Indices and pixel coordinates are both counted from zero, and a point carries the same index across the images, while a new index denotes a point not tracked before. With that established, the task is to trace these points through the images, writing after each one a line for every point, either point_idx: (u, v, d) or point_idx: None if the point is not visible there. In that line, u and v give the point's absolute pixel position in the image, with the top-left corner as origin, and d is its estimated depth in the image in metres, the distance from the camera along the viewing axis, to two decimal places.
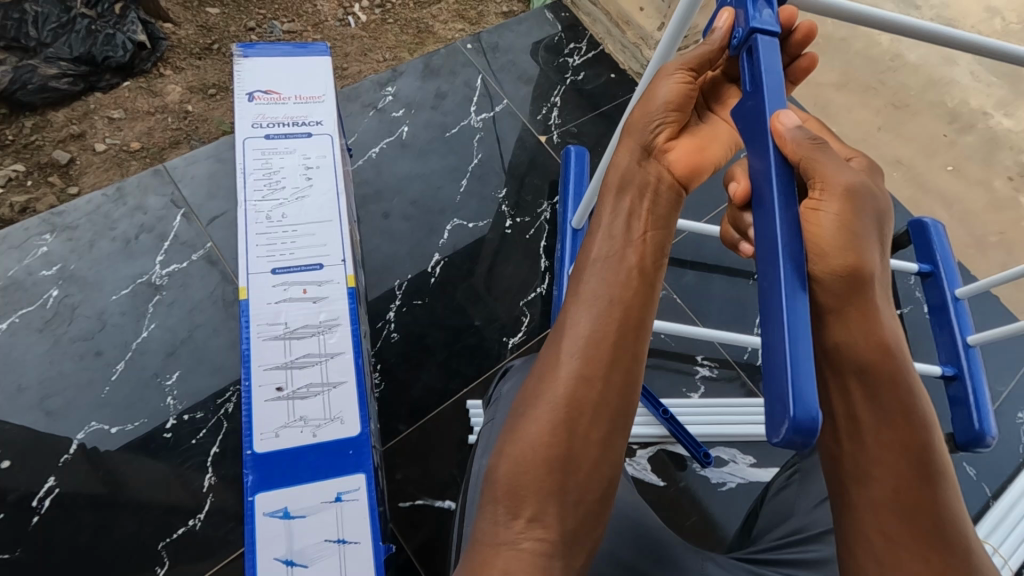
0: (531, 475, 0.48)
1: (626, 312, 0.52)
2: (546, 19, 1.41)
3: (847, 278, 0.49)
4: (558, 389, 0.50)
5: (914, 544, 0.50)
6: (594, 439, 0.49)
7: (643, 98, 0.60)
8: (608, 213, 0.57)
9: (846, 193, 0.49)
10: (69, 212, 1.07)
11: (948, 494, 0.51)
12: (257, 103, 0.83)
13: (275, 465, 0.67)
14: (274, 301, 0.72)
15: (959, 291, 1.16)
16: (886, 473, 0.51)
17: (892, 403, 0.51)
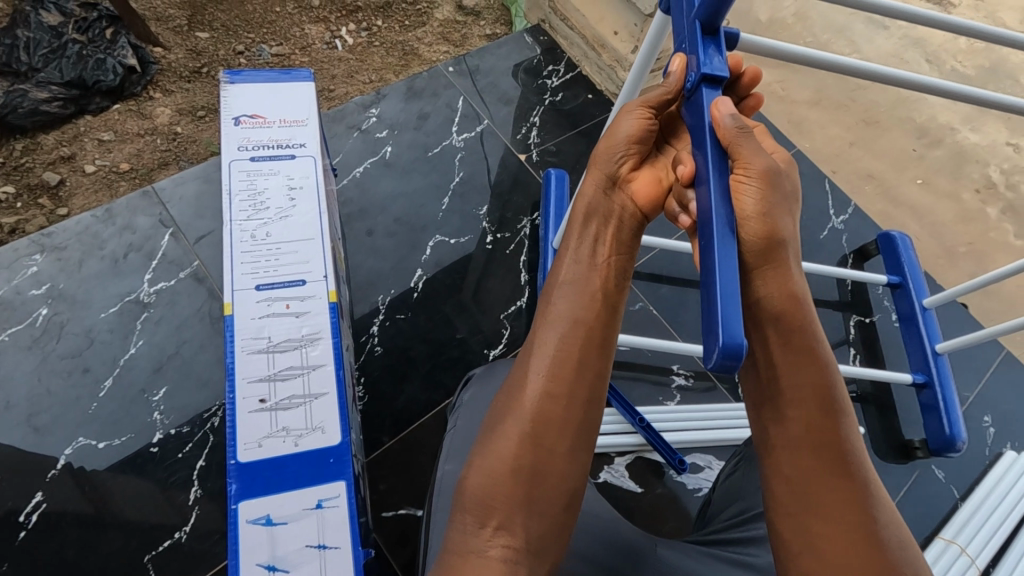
0: (499, 489, 0.51)
1: (589, 330, 0.57)
2: (525, 44, 1.47)
3: (765, 240, 0.54)
4: (525, 402, 0.55)
5: (825, 480, 0.55)
6: (560, 452, 0.53)
7: (608, 132, 0.62)
8: (575, 243, 0.62)
9: (764, 174, 0.52)
10: (59, 232, 1.10)
11: (853, 431, 0.56)
12: (243, 126, 0.86)
13: (258, 473, 0.66)
14: (258, 316, 0.74)
15: (926, 301, 1.21)
16: (798, 413, 0.57)
17: (804, 348, 0.57)
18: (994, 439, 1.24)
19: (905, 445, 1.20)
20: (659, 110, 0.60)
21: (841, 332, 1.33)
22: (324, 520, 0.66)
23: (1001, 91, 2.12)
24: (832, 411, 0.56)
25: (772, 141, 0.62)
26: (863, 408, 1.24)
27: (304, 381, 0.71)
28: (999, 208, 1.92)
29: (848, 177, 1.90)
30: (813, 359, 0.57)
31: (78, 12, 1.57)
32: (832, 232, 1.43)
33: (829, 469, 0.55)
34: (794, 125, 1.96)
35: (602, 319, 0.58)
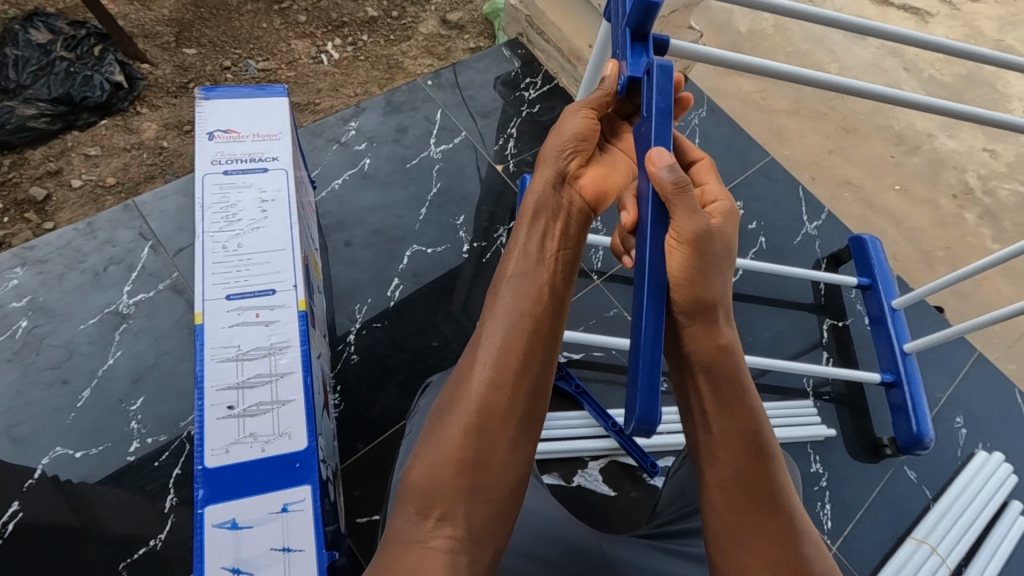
0: (444, 478, 0.55)
1: (535, 323, 0.64)
2: (504, 57, 1.51)
3: (693, 299, 0.61)
4: (472, 393, 0.59)
5: (756, 519, 0.58)
6: (503, 440, 0.58)
7: (554, 131, 0.70)
8: (523, 239, 0.69)
9: (693, 241, 0.59)
10: (41, 246, 1.12)
11: (782, 477, 0.61)
12: (217, 141, 0.88)
13: (224, 478, 0.68)
14: (228, 325, 0.76)
15: (896, 303, 1.24)
16: (727, 456, 0.61)
17: (736, 398, 0.62)
18: (966, 439, 1.26)
19: (874, 443, 1.22)
20: (599, 113, 0.69)
21: (815, 335, 1.35)
22: (288, 524, 0.67)
23: (977, 98, 2.16)
24: (763, 454, 0.61)
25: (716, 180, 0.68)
26: (836, 409, 1.26)
27: (272, 388, 0.73)
28: (976, 213, 1.96)
29: (827, 184, 1.93)
30: (745, 410, 0.62)
31: (67, 30, 1.61)
32: (806, 237, 1.45)
33: (760, 508, 0.59)
34: (773, 134, 2.00)
35: (544, 320, 0.64)
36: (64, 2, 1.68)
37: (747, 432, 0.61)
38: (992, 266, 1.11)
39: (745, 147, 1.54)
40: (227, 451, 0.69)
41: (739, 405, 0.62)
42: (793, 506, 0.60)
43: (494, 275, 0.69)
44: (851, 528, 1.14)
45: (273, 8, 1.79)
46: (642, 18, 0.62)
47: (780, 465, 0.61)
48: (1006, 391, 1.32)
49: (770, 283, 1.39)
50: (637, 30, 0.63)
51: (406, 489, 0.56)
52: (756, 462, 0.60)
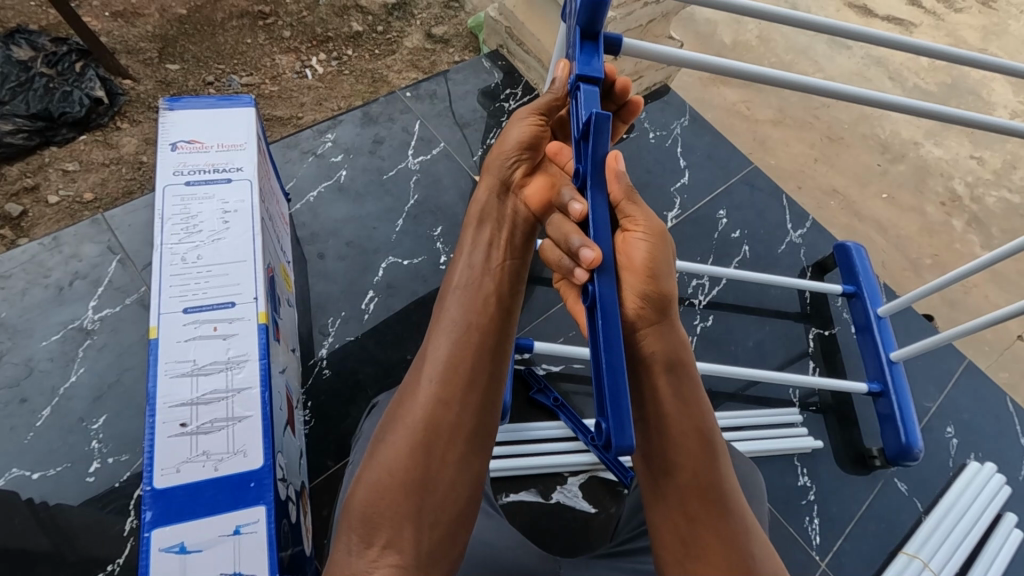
0: (385, 502, 0.53)
1: (483, 336, 0.62)
2: (484, 68, 1.50)
3: (654, 299, 0.61)
4: (418, 409, 0.57)
5: (704, 525, 0.56)
6: (450, 459, 0.56)
7: (501, 139, 0.72)
8: (469, 248, 0.69)
9: (654, 234, 0.61)
10: (7, 262, 1.10)
11: (730, 476, 0.59)
12: (180, 151, 0.86)
13: (174, 500, 0.65)
14: (184, 338, 0.73)
15: (880, 310, 1.21)
16: (683, 455, 0.58)
17: (682, 394, 0.61)
18: (958, 449, 1.23)
19: (862, 454, 1.19)
20: (546, 119, 0.71)
21: (801, 344, 1.32)
22: (239, 547, 0.64)
23: (962, 106, 2.17)
24: (710, 457, 0.59)
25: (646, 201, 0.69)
26: (823, 420, 1.23)
27: (228, 404, 0.70)
28: (964, 220, 1.95)
29: (813, 194, 1.93)
30: (693, 411, 0.60)
31: (49, 47, 1.60)
32: (790, 246, 1.44)
33: (708, 513, 0.56)
34: (758, 144, 1.99)
35: (491, 327, 0.63)
36: (46, 19, 1.68)
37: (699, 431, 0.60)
38: (976, 272, 1.09)
39: (727, 156, 1.53)
40: (177, 471, 0.66)
41: (691, 403, 0.61)
42: (743, 509, 0.57)
43: (441, 286, 0.68)
44: (841, 543, 1.11)
45: (258, 24, 1.80)
46: (589, 17, 0.61)
47: (728, 468, 0.59)
48: (997, 399, 1.30)
49: (753, 290, 1.37)
50: (587, 29, 0.62)
51: (349, 515, 0.54)
52: (709, 460, 0.58)
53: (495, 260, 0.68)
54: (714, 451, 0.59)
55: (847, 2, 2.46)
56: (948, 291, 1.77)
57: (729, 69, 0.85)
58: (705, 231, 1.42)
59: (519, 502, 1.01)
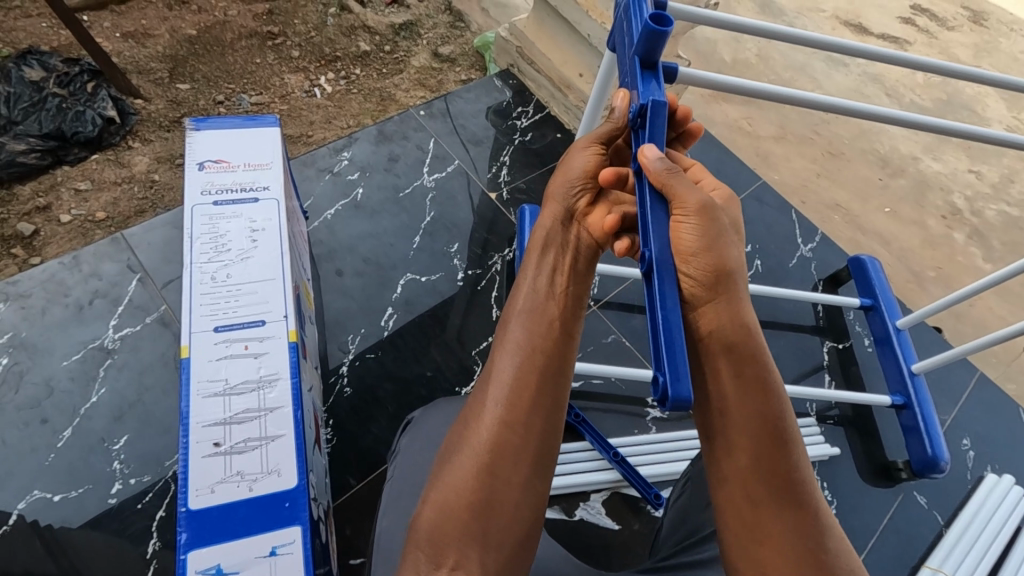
0: (451, 524, 0.54)
1: (547, 359, 0.61)
2: (495, 87, 1.53)
3: (717, 257, 0.56)
4: (482, 433, 0.58)
5: (771, 492, 0.54)
6: (515, 483, 0.56)
7: (563, 167, 0.70)
8: (532, 273, 0.67)
9: (701, 209, 0.53)
10: (24, 281, 1.10)
11: (800, 442, 0.55)
12: (207, 171, 0.87)
13: (209, 521, 0.64)
14: (216, 358, 0.73)
15: (900, 323, 1.23)
16: (749, 424, 0.55)
17: (749, 358, 0.56)
18: (974, 462, 1.24)
19: (886, 466, 1.20)
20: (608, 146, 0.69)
21: (815, 358, 1.33)
22: (276, 568, 0.64)
23: (958, 121, 2.21)
24: (777, 435, 0.55)
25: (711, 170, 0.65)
26: (843, 432, 1.24)
27: (260, 423, 0.70)
28: (965, 234, 1.98)
29: (817, 209, 1.95)
30: (757, 387, 0.55)
31: (61, 67, 1.61)
32: (800, 260, 1.45)
33: (774, 494, 0.54)
34: (761, 159, 2.02)
35: (555, 349, 0.62)
36: (57, 40, 1.69)
37: (768, 398, 0.55)
38: (991, 287, 1.10)
39: (734, 172, 1.56)
40: (212, 491, 0.66)
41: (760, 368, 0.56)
42: (810, 487, 0.55)
43: (503, 310, 0.67)
44: (863, 558, 1.11)
45: (267, 44, 1.82)
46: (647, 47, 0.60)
47: (796, 442, 0.55)
48: (1010, 411, 1.31)
49: (765, 304, 1.38)
50: (646, 59, 0.61)
51: (415, 534, 0.56)
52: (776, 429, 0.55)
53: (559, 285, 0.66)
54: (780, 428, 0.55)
55: (843, 21, 2.52)
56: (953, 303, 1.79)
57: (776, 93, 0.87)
58: None
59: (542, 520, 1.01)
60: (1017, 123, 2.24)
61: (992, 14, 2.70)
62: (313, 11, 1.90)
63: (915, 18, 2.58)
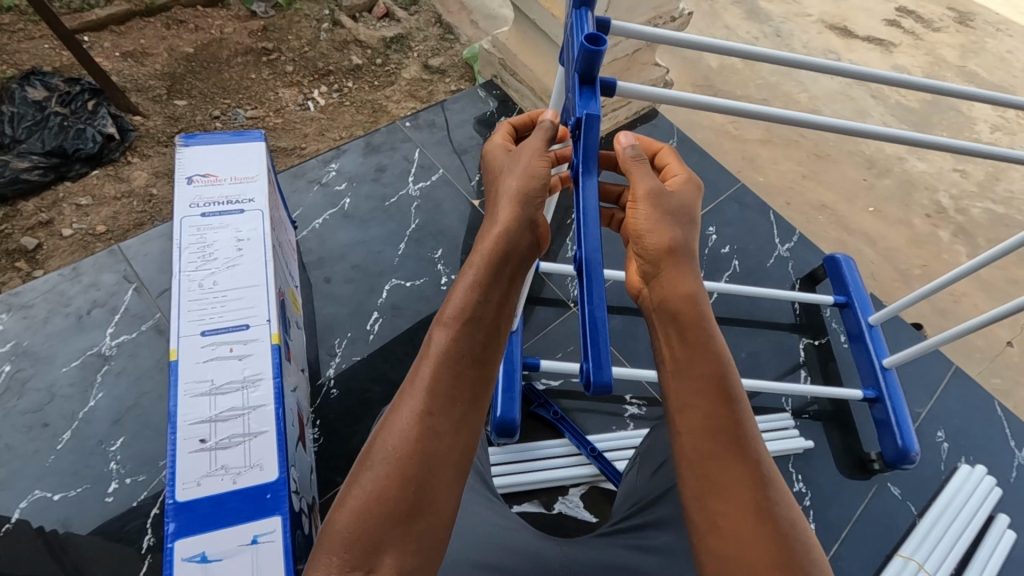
0: (373, 528, 0.50)
1: (480, 363, 0.59)
2: (480, 97, 1.59)
3: (662, 252, 0.59)
4: (412, 434, 0.54)
5: (718, 464, 0.57)
6: (441, 486, 0.54)
7: (518, 157, 0.64)
8: (477, 268, 0.61)
9: (650, 195, 0.60)
10: (26, 292, 1.15)
11: (746, 418, 0.58)
12: (196, 185, 0.92)
13: (196, 512, 0.69)
14: (202, 359, 0.78)
15: (872, 319, 1.26)
16: (697, 401, 0.58)
17: (694, 341, 0.59)
18: (949, 453, 1.27)
19: (861, 459, 1.23)
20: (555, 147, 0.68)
21: (794, 355, 1.36)
22: (258, 555, 0.68)
23: (943, 121, 2.25)
24: (723, 399, 0.58)
25: (677, 163, 0.68)
26: (820, 426, 1.27)
27: (244, 420, 0.75)
28: (950, 231, 2.00)
29: (801, 209, 1.97)
30: (705, 354, 0.59)
31: (62, 87, 1.67)
32: (778, 259, 1.49)
33: (720, 453, 0.57)
34: (747, 162, 2.05)
35: (481, 331, 0.60)
36: (59, 61, 1.76)
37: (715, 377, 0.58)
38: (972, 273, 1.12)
39: (715, 176, 1.60)
40: (198, 484, 0.70)
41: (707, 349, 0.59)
42: (757, 447, 0.57)
43: (438, 307, 0.61)
44: (837, 547, 1.13)
45: (262, 60, 1.88)
46: (587, 63, 0.63)
47: (742, 405, 0.59)
48: (985, 403, 1.34)
49: (743, 303, 1.42)
50: (586, 75, 0.64)
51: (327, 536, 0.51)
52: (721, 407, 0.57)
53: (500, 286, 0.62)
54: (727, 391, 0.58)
55: (829, 25, 2.56)
56: (937, 300, 1.82)
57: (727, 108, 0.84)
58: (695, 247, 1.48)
59: (523, 513, 1.05)
60: (1002, 122, 2.27)
61: (978, 15, 2.74)
62: (307, 27, 1.96)
63: (900, 21, 2.63)
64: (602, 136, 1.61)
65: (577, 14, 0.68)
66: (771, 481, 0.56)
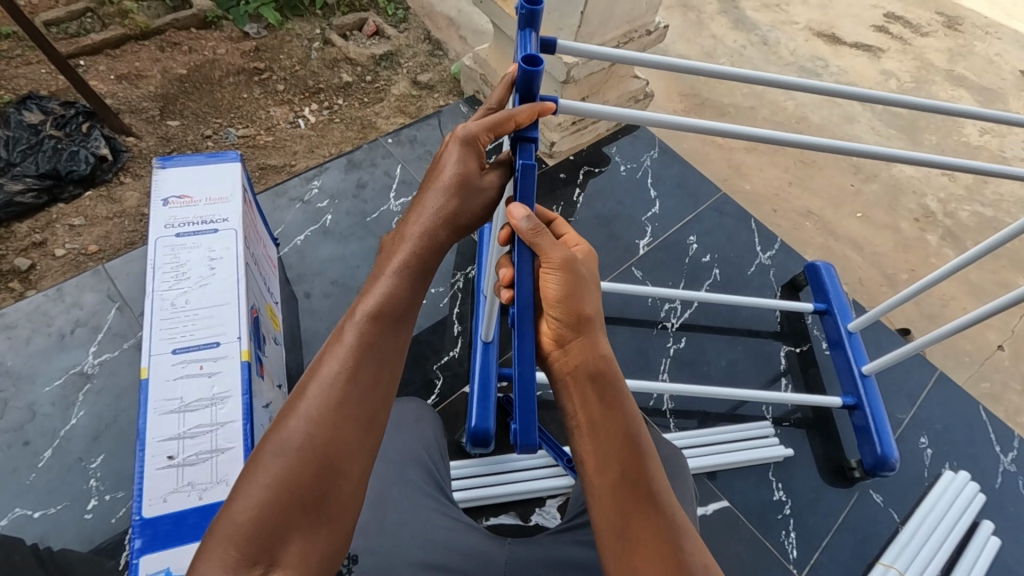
0: (276, 519, 0.48)
1: (393, 365, 0.59)
2: (462, 112, 1.64)
3: (573, 323, 0.58)
4: (321, 429, 0.53)
5: (635, 518, 0.55)
6: (352, 478, 0.53)
7: (457, 166, 0.67)
8: (394, 271, 0.64)
9: (564, 265, 0.57)
10: (11, 313, 1.18)
11: (658, 473, 0.58)
12: (171, 206, 0.94)
13: (162, 528, 0.71)
14: (172, 378, 0.80)
15: (852, 326, 1.26)
16: (611, 456, 0.57)
17: (608, 399, 0.58)
18: (932, 459, 1.26)
19: (841, 466, 1.23)
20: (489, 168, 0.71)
21: (774, 363, 1.36)
22: None
23: (931, 125, 2.25)
24: (634, 452, 0.57)
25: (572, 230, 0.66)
26: (800, 433, 1.27)
27: (212, 437, 0.77)
28: (939, 235, 1.99)
29: (788, 216, 1.96)
30: (616, 412, 0.58)
31: (58, 110, 1.68)
32: (759, 267, 1.50)
33: (636, 506, 0.55)
34: (733, 170, 2.03)
35: (401, 322, 0.61)
36: (55, 84, 1.78)
37: (626, 435, 0.58)
38: (947, 277, 1.13)
39: (696, 185, 1.61)
40: (165, 500, 0.73)
41: (619, 406, 0.58)
42: (670, 500, 0.57)
43: (351, 306, 0.62)
44: (818, 555, 1.13)
45: (253, 79, 1.90)
46: (527, 82, 0.67)
47: (655, 459, 0.58)
48: (969, 408, 1.34)
49: (722, 311, 1.42)
50: (525, 93, 0.68)
51: (225, 529, 0.48)
52: (634, 460, 0.57)
53: (416, 284, 0.65)
54: (638, 447, 0.58)
55: (815, 32, 2.57)
56: (926, 304, 1.81)
57: (675, 122, 0.86)
58: (676, 257, 1.48)
59: (500, 525, 1.07)
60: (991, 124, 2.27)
61: (966, 19, 2.74)
62: (298, 46, 2.00)
63: (888, 26, 2.64)
64: (584, 148, 1.63)
65: (521, 36, 0.72)
66: (684, 531, 0.56)
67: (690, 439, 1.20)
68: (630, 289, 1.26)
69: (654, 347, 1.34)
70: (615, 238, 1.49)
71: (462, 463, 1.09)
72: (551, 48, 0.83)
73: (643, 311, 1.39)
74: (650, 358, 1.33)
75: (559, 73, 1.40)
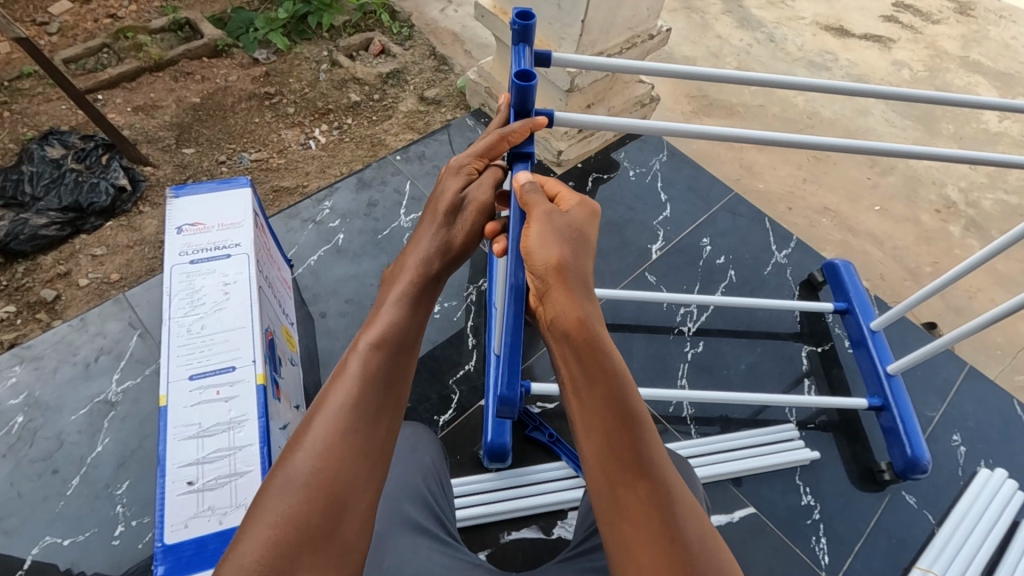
0: (288, 555, 0.47)
1: (395, 392, 0.59)
2: (468, 126, 1.65)
3: (553, 270, 0.59)
4: (327, 458, 0.52)
5: (625, 489, 0.53)
6: (362, 510, 0.52)
7: (450, 184, 0.74)
8: (396, 301, 0.66)
9: (546, 218, 0.62)
10: (37, 344, 1.21)
11: (651, 439, 0.55)
12: (185, 234, 0.96)
13: (183, 554, 0.72)
14: (191, 404, 0.82)
15: (873, 324, 1.23)
16: (598, 426, 0.55)
17: (592, 364, 0.56)
18: (967, 457, 1.22)
19: (870, 469, 1.19)
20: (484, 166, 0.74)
21: (797, 365, 1.34)
22: None
23: (948, 114, 2.20)
24: (621, 418, 0.55)
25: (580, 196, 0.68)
26: (827, 436, 1.24)
27: (230, 461, 0.78)
28: (961, 225, 1.94)
29: (803, 213, 1.93)
30: (603, 377, 0.56)
31: (79, 144, 1.73)
32: (777, 266, 1.48)
33: (627, 477, 0.54)
34: (745, 169, 2.01)
35: (403, 353, 0.62)
36: (75, 119, 1.82)
37: (613, 400, 0.55)
38: (970, 272, 1.08)
39: (708, 187, 1.60)
40: (186, 526, 0.74)
41: (604, 370, 0.56)
42: (663, 467, 0.54)
43: (354, 338, 0.63)
44: (851, 562, 1.10)
45: (265, 103, 1.94)
46: (522, 97, 0.68)
47: (647, 422, 0.56)
48: (1002, 402, 1.29)
49: (742, 314, 1.40)
50: (521, 107, 0.69)
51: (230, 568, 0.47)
52: (623, 430, 0.55)
53: (419, 314, 0.66)
54: (628, 415, 0.55)
55: (823, 26, 2.54)
56: (952, 297, 1.75)
57: (658, 127, 0.84)
58: (689, 260, 1.46)
59: (522, 539, 1.06)
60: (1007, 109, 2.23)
61: (978, 4, 2.69)
62: (307, 69, 2.03)
63: (898, 15, 2.60)
64: (592, 156, 1.63)
65: (515, 50, 0.73)
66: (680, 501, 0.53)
67: (713, 444, 1.18)
68: (645, 295, 1.24)
69: (671, 353, 1.33)
70: (627, 245, 1.47)
71: (478, 478, 1.09)
72: (546, 60, 0.85)
73: (660, 317, 1.38)
74: (668, 364, 1.31)
75: (563, 82, 1.41)
